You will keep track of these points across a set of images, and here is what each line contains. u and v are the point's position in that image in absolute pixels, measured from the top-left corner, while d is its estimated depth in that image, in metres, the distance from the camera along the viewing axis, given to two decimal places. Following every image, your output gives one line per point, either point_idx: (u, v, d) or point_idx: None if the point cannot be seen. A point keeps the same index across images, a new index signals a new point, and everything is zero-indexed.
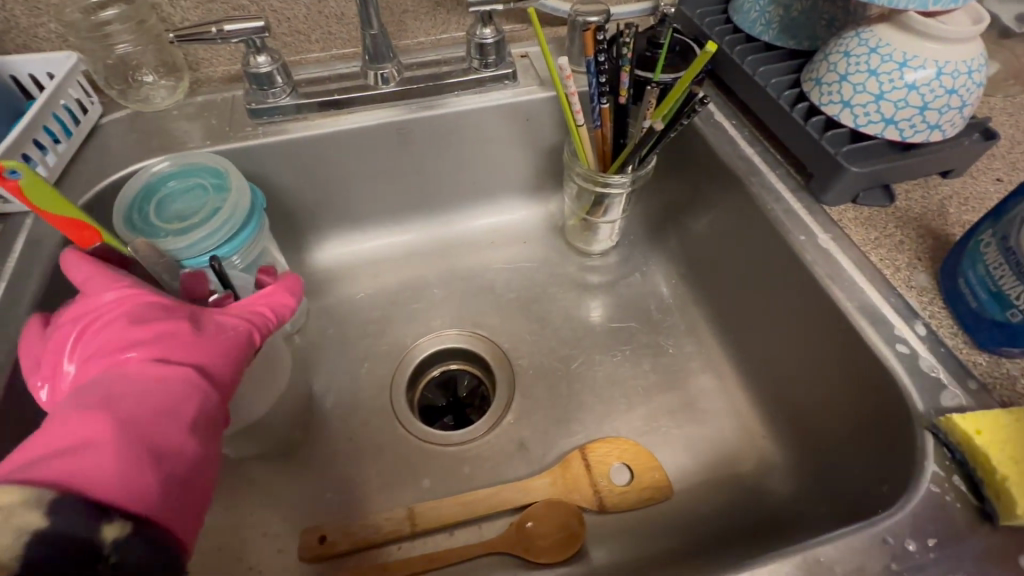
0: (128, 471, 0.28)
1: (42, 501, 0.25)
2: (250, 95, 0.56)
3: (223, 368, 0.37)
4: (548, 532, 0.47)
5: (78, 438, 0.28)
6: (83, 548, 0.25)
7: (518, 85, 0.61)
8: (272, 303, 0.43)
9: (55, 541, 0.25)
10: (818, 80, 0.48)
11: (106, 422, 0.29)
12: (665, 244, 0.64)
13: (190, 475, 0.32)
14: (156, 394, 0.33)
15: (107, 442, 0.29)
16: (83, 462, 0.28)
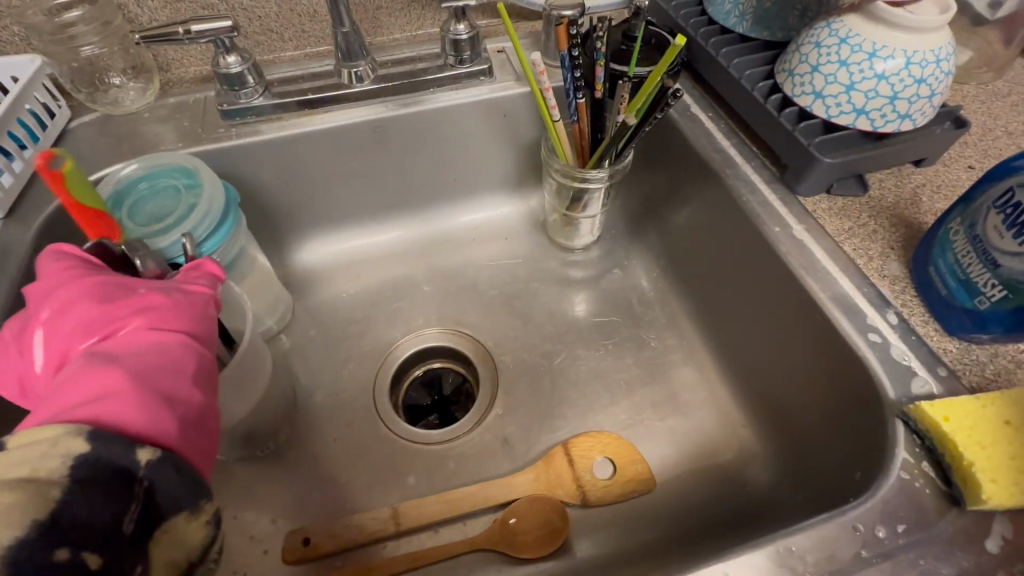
0: (148, 410, 0.28)
1: (82, 431, 0.26)
2: (221, 96, 0.55)
3: (206, 323, 0.37)
4: (530, 529, 0.48)
5: (90, 389, 0.28)
6: (120, 472, 0.26)
7: (495, 81, 0.60)
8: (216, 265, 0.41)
9: (97, 464, 0.25)
10: (791, 71, 0.48)
11: (114, 371, 0.29)
12: (646, 237, 0.64)
13: (200, 420, 0.32)
14: (151, 350, 0.32)
15: (121, 388, 0.29)
16: (103, 407, 0.27)
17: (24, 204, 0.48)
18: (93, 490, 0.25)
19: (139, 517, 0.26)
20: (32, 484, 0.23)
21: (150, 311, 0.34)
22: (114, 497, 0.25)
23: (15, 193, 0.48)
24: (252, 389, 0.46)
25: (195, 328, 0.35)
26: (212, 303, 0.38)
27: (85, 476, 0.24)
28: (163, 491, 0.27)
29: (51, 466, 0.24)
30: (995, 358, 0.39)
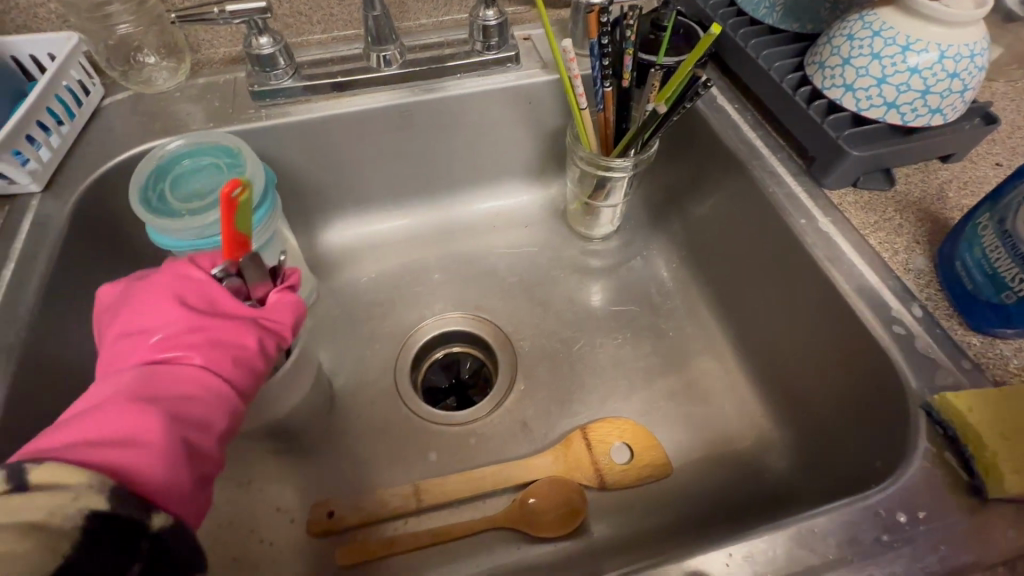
0: (174, 470, 0.29)
1: (106, 487, 0.26)
2: (252, 77, 0.56)
3: (259, 373, 0.37)
4: (549, 507, 0.48)
5: (132, 429, 0.29)
6: (132, 531, 0.26)
7: (521, 68, 0.61)
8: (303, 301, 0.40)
9: (111, 521, 0.25)
10: (821, 64, 0.48)
11: (158, 420, 0.30)
12: (668, 228, 0.65)
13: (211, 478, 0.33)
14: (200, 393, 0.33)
15: (157, 443, 0.29)
16: (132, 459, 0.28)
17: (61, 179, 0.49)
18: (101, 548, 0.25)
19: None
20: (41, 532, 0.24)
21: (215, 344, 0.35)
22: (117, 558, 0.25)
23: (53, 167, 0.49)
24: (296, 377, 0.47)
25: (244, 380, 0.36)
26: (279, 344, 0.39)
27: (100, 528, 0.25)
28: (166, 552, 0.28)
29: (64, 515, 0.24)
30: (1020, 353, 0.39)
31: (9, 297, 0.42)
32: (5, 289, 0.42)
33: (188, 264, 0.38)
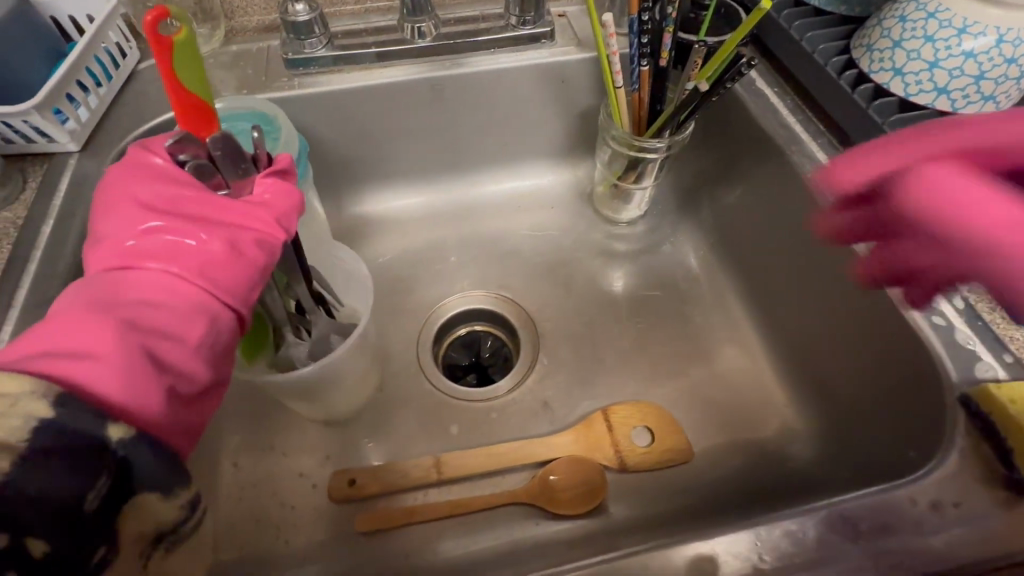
0: (132, 383, 0.27)
1: (49, 394, 0.25)
2: (286, 45, 0.55)
3: (250, 278, 0.33)
4: (569, 485, 0.48)
5: (79, 335, 0.27)
6: (90, 444, 0.25)
7: (555, 44, 0.60)
8: (294, 200, 0.35)
9: (64, 433, 0.24)
10: (869, 47, 0.47)
11: (107, 327, 0.27)
12: (698, 214, 0.63)
13: (198, 394, 0.31)
14: (173, 302, 0.30)
15: (108, 352, 0.27)
16: (77, 368, 0.26)
17: (98, 140, 0.49)
18: (53, 462, 0.24)
19: (106, 492, 0.25)
20: None
21: (191, 249, 0.31)
22: (75, 474, 0.25)
23: (91, 127, 0.49)
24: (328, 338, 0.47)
25: (228, 284, 0.32)
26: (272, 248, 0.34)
27: (45, 441, 0.24)
28: (136, 468, 0.26)
29: (10, 426, 0.23)
30: None
31: (48, 252, 0.42)
32: (45, 245, 0.42)
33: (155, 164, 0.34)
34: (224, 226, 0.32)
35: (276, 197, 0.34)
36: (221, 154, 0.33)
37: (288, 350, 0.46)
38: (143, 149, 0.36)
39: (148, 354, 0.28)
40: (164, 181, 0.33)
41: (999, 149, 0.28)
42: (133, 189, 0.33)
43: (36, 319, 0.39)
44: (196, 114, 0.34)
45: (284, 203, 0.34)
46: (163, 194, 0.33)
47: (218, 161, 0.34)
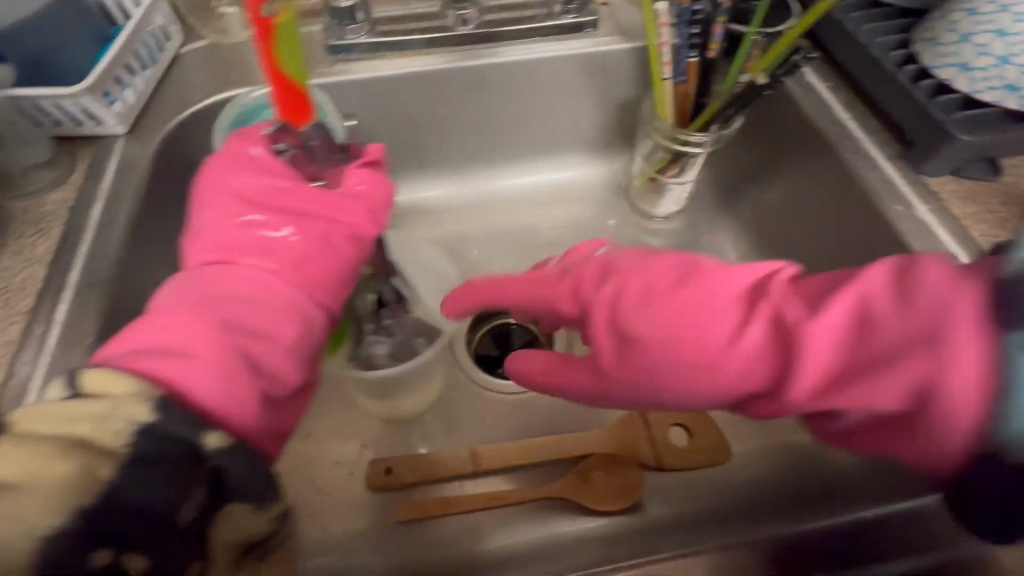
0: (230, 384, 0.29)
1: (152, 397, 0.26)
2: (329, 31, 0.56)
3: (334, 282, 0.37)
4: (607, 482, 0.47)
5: (186, 337, 0.29)
6: (187, 453, 0.25)
7: (599, 34, 0.58)
8: (384, 193, 0.39)
9: (162, 437, 0.25)
10: (933, 40, 0.45)
11: (212, 330, 0.30)
12: (737, 210, 0.62)
13: (288, 395, 0.34)
14: (271, 304, 0.34)
15: (212, 354, 0.29)
16: (186, 370, 0.28)
17: (143, 123, 0.49)
18: (155, 468, 0.24)
19: (202, 505, 0.26)
20: (86, 450, 0.23)
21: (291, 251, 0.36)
22: (174, 485, 0.24)
23: (137, 110, 0.49)
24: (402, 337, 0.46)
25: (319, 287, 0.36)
26: (356, 248, 0.39)
27: (147, 447, 0.24)
28: (229, 479, 0.27)
29: (114, 430, 0.24)
30: None
31: (98, 235, 0.42)
32: (95, 227, 0.43)
33: (257, 159, 0.38)
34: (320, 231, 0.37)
35: (369, 188, 0.39)
36: (318, 145, 0.37)
37: (367, 348, 0.46)
38: (241, 144, 0.39)
39: (246, 354, 0.31)
40: (267, 183, 0.37)
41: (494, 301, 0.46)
42: (241, 184, 0.37)
43: (88, 300, 0.39)
44: (295, 99, 0.34)
45: (371, 206, 0.39)
46: (267, 193, 0.37)
47: (314, 151, 0.37)
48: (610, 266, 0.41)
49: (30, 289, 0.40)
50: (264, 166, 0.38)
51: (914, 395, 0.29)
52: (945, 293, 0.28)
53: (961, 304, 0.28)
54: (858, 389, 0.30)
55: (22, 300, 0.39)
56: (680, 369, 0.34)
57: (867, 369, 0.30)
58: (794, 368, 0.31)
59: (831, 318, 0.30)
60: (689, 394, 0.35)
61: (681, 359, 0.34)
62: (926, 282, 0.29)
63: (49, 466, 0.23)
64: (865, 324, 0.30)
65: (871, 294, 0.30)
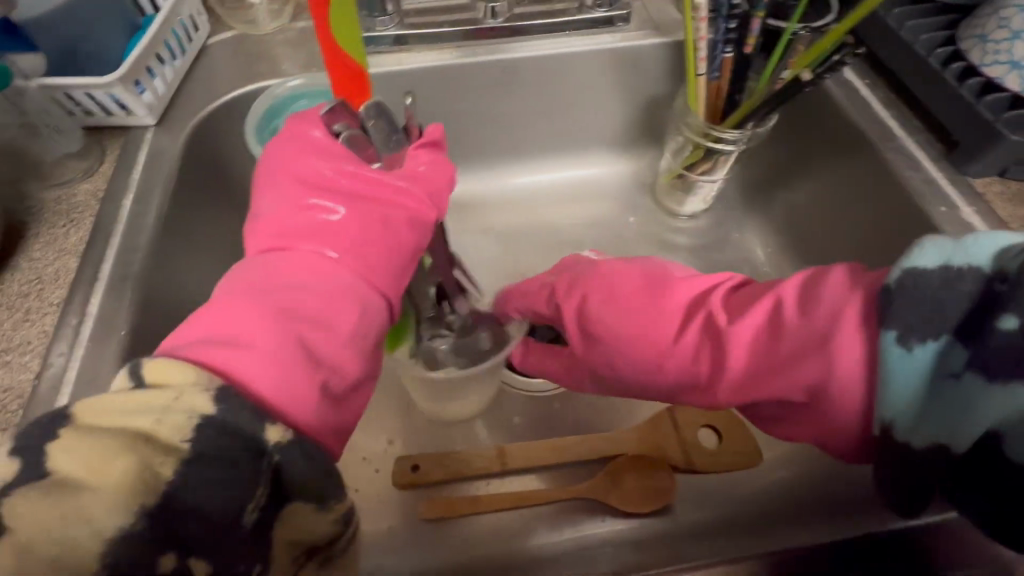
0: (290, 378, 0.27)
1: (211, 388, 0.24)
2: (358, 23, 0.55)
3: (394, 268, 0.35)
4: (636, 483, 0.47)
5: (246, 329, 0.28)
6: (250, 446, 0.24)
7: (629, 28, 0.57)
8: (441, 177, 0.38)
9: (227, 430, 0.23)
10: (982, 37, 0.44)
11: (270, 322, 0.28)
12: (766, 208, 0.61)
13: (354, 385, 0.32)
14: (331, 291, 0.32)
15: (271, 348, 0.27)
16: (246, 364, 0.26)
17: (173, 114, 0.49)
18: (218, 463, 0.23)
19: (264, 503, 0.24)
20: (149, 444, 0.22)
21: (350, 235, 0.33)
22: (239, 480, 0.23)
23: (167, 101, 0.49)
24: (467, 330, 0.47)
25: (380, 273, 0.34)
26: (418, 232, 0.36)
27: (211, 441, 0.23)
28: (288, 476, 0.25)
29: (175, 423, 0.22)
30: None
31: (130, 227, 0.42)
32: (127, 218, 0.42)
33: (313, 133, 0.35)
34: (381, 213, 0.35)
35: (430, 170, 0.37)
36: (376, 124, 0.35)
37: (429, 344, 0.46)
38: (300, 122, 0.36)
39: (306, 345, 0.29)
40: (326, 159, 0.34)
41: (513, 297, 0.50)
42: (301, 161, 0.34)
43: (121, 293, 0.39)
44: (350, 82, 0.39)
45: (428, 189, 0.37)
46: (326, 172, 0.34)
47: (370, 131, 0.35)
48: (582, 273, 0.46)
49: (64, 281, 0.39)
50: (320, 141, 0.35)
51: (810, 390, 0.32)
52: (839, 298, 0.32)
53: (847, 310, 0.31)
54: (765, 380, 0.34)
55: (55, 291, 0.39)
56: (630, 358, 0.40)
57: (771, 366, 0.34)
58: (723, 358, 0.36)
59: (753, 316, 0.35)
60: (639, 379, 0.41)
61: (634, 350, 0.39)
62: (826, 289, 0.33)
63: (109, 463, 0.21)
64: (776, 326, 0.34)
65: (785, 298, 0.35)
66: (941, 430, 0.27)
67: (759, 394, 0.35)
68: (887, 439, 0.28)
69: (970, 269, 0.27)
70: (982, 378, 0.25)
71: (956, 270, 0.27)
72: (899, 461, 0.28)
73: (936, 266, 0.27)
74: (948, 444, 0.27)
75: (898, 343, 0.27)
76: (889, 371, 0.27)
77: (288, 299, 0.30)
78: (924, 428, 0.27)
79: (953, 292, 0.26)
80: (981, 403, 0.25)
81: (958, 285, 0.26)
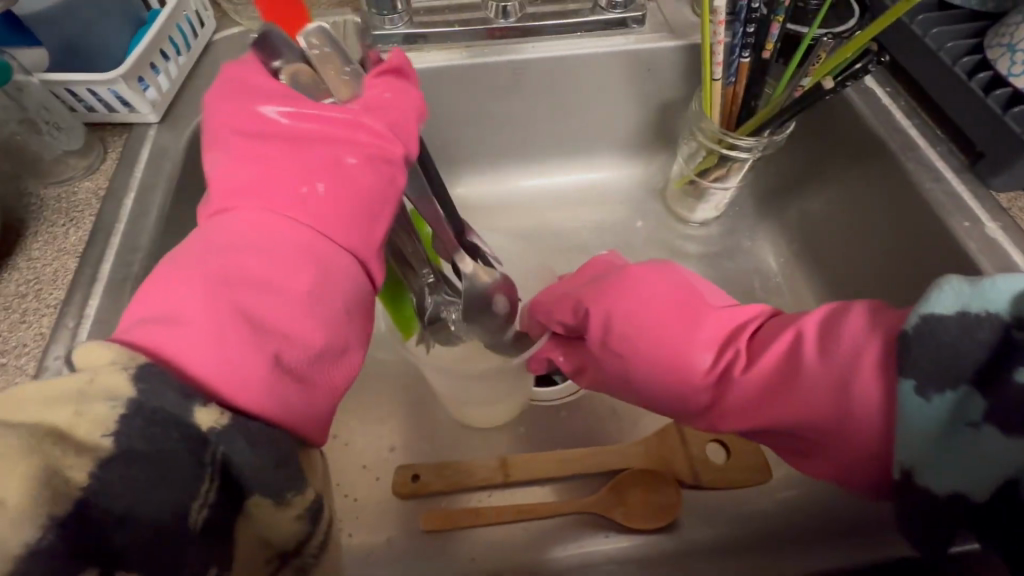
0: (230, 351, 0.25)
1: (130, 367, 0.22)
2: (366, 21, 0.53)
3: (360, 222, 0.31)
4: (642, 499, 0.46)
5: (180, 302, 0.25)
6: (189, 437, 0.22)
7: (643, 31, 0.56)
8: (403, 108, 0.34)
9: (155, 420, 0.22)
10: (1010, 46, 0.42)
11: (207, 292, 0.26)
12: (780, 216, 0.60)
13: (325, 353, 0.28)
14: (284, 253, 0.28)
15: (205, 320, 0.25)
16: (178, 339, 0.24)
17: (175, 112, 0.48)
18: (144, 459, 0.21)
19: (214, 500, 0.23)
20: (64, 442, 0.20)
21: (303, 187, 0.29)
22: (177, 475, 0.22)
23: (170, 97, 0.48)
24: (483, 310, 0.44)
25: (343, 228, 0.30)
26: (383, 179, 0.32)
27: (142, 431, 0.21)
28: (237, 469, 0.23)
29: (97, 414, 0.21)
30: None
31: (130, 227, 0.41)
32: (127, 217, 0.42)
33: (254, 78, 0.31)
34: (335, 161, 0.31)
35: (390, 104, 0.34)
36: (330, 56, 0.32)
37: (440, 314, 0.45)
38: (237, 64, 0.32)
39: (250, 315, 0.26)
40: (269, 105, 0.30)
41: (532, 306, 0.48)
42: (238, 110, 0.30)
43: (119, 295, 0.38)
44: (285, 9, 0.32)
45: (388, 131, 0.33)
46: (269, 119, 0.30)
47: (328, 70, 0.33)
48: (599, 281, 0.44)
49: (62, 281, 0.39)
50: (263, 86, 0.31)
51: (815, 427, 0.32)
52: (859, 341, 0.31)
53: (866, 353, 0.30)
54: (770, 415, 0.34)
55: (53, 292, 0.38)
56: (645, 380, 0.39)
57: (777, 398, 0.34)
58: (730, 386, 0.36)
59: (774, 350, 0.35)
60: (659, 407, 0.41)
61: (649, 377, 0.39)
62: (845, 329, 0.32)
63: (9, 470, 0.19)
64: (789, 359, 0.34)
65: (805, 334, 0.34)
66: (962, 478, 0.26)
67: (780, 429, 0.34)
68: (908, 482, 0.27)
69: (988, 316, 0.26)
70: (998, 429, 0.25)
71: (975, 317, 0.26)
72: (921, 509, 0.27)
73: (953, 313, 0.26)
74: (967, 493, 0.26)
75: (916, 393, 0.27)
76: (904, 417, 0.27)
77: (232, 264, 0.27)
78: (944, 475, 0.26)
79: (972, 340, 0.26)
80: (997, 454, 0.25)
81: (976, 333, 0.26)
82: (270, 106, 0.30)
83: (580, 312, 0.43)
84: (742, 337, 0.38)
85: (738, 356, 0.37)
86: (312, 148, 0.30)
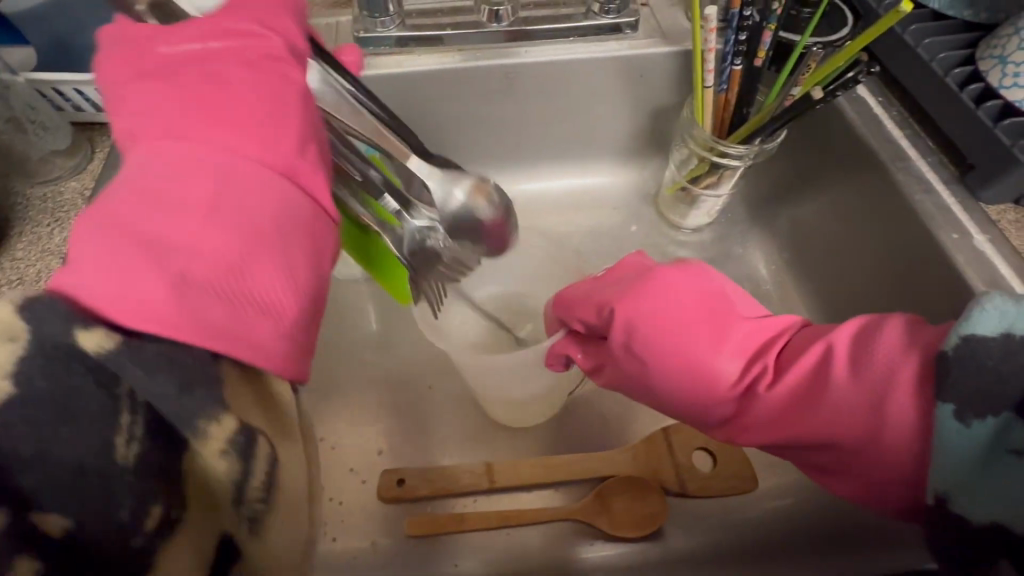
0: (127, 278, 0.21)
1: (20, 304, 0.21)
2: (358, 23, 0.53)
3: (272, 121, 0.27)
4: (627, 507, 0.46)
5: (79, 245, 0.22)
6: (93, 367, 0.21)
7: (637, 36, 0.56)
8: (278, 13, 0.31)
9: (51, 352, 0.20)
10: (1001, 58, 0.42)
11: (102, 225, 0.23)
12: (771, 224, 0.60)
13: (260, 265, 0.25)
14: (184, 166, 0.24)
15: (99, 253, 0.22)
16: (76, 280, 0.21)
17: None
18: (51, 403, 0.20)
19: (140, 431, 0.22)
20: None
21: (193, 96, 0.26)
22: (88, 404, 0.21)
23: None
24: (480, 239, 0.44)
25: (249, 126, 0.26)
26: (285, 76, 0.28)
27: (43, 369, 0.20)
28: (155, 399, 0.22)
29: None
30: None
31: None
32: None
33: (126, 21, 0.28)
34: (226, 67, 0.27)
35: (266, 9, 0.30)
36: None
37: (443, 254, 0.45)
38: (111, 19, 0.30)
39: (146, 239, 0.22)
40: (140, 37, 0.27)
41: (561, 299, 0.46)
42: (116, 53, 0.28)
43: None
44: None
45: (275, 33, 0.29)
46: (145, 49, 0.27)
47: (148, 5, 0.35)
48: (632, 277, 0.43)
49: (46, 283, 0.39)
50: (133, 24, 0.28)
51: (847, 444, 0.32)
52: (895, 358, 0.31)
53: (901, 371, 0.30)
54: (804, 432, 0.34)
55: None
56: (673, 396, 0.38)
57: (809, 415, 0.34)
58: (760, 403, 0.36)
59: (805, 364, 0.35)
60: (679, 417, 0.40)
61: (673, 389, 0.38)
62: (880, 344, 0.32)
63: None
64: (823, 375, 0.34)
65: (837, 346, 0.34)
66: (998, 506, 0.26)
67: (810, 442, 0.34)
68: (942, 507, 0.27)
69: None
70: None
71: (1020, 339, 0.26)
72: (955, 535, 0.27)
73: (999, 334, 0.27)
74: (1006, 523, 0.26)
75: (955, 416, 0.27)
76: (942, 440, 0.27)
77: (129, 193, 0.24)
78: (980, 498, 0.26)
79: (1017, 366, 0.26)
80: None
81: (1018, 357, 0.26)
82: (155, 33, 0.28)
83: (603, 315, 0.42)
84: (773, 351, 0.37)
85: (766, 371, 0.36)
86: (197, 59, 0.27)
